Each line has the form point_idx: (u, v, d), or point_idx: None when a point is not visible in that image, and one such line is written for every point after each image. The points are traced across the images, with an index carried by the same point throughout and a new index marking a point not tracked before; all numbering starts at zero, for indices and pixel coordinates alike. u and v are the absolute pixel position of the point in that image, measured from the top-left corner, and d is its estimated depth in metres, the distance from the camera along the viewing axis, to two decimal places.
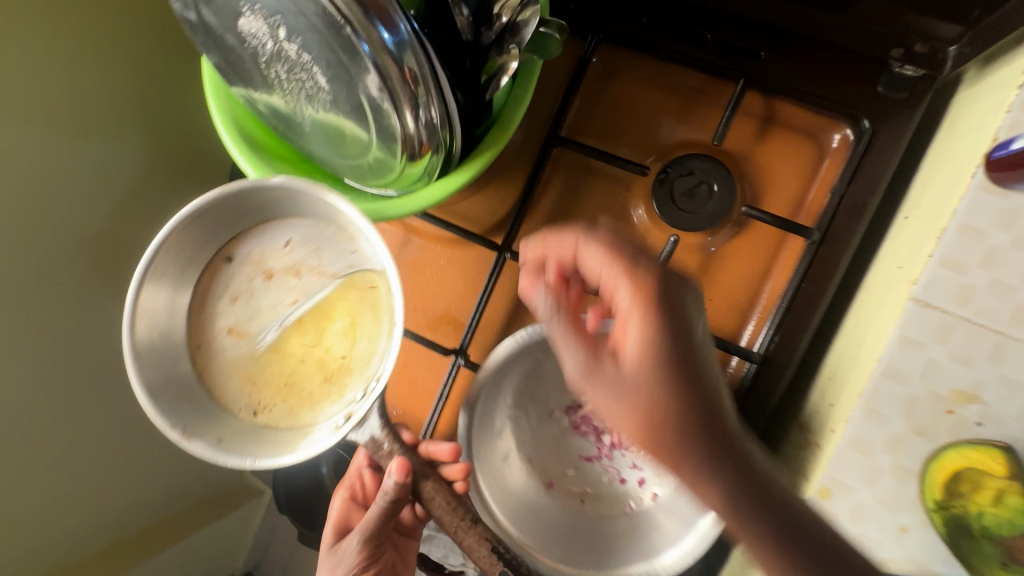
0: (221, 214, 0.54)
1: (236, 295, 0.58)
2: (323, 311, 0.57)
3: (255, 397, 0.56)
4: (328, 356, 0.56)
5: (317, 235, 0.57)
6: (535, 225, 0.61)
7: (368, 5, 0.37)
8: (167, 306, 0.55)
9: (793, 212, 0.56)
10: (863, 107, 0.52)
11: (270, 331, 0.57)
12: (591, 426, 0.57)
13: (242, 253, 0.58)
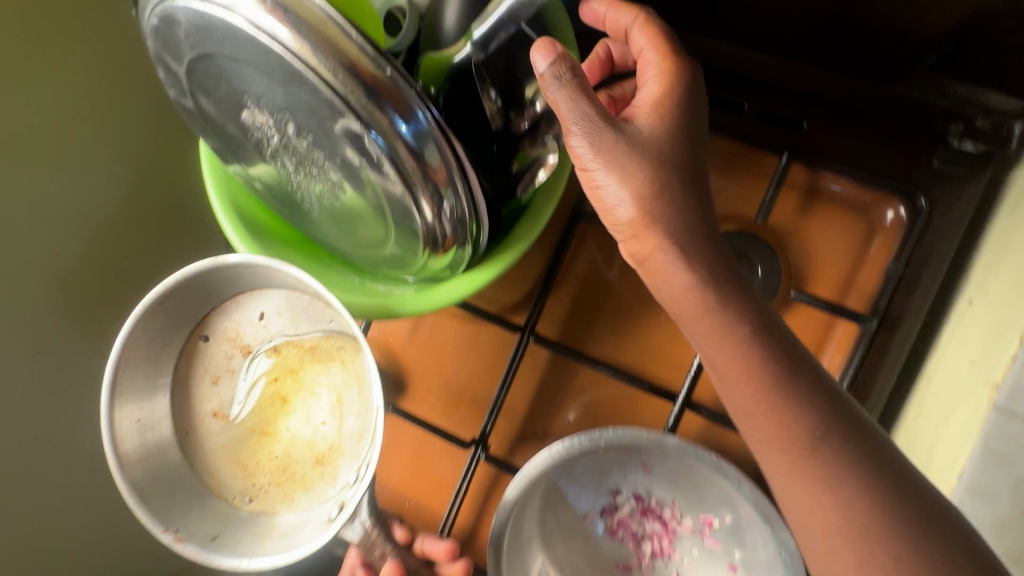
0: (188, 298, 0.51)
1: (216, 375, 0.55)
2: (307, 385, 0.54)
3: (249, 482, 0.53)
4: (317, 435, 0.53)
5: (293, 305, 0.54)
6: (558, 304, 0.56)
7: (380, 95, 0.31)
8: (146, 398, 0.52)
9: (843, 294, 0.51)
10: (920, 183, 0.48)
11: (252, 411, 0.54)
12: (629, 530, 0.51)
13: (213, 332, 0.55)
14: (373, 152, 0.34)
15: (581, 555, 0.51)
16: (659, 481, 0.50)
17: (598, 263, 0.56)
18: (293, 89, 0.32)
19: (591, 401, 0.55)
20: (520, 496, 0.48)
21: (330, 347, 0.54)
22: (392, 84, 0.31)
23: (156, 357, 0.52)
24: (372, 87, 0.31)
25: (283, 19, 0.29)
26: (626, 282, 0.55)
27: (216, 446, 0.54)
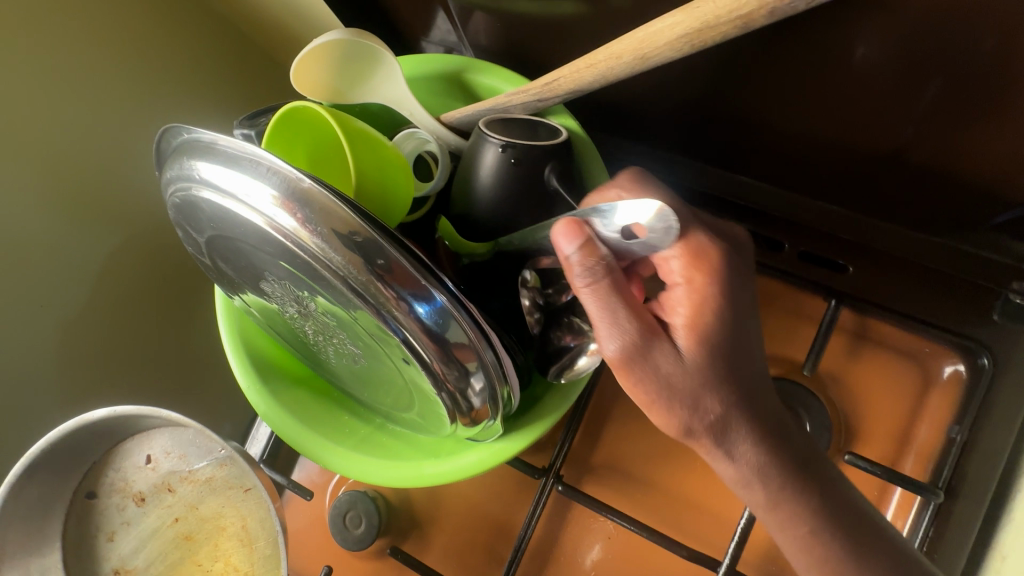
0: (59, 460, 0.50)
1: (111, 534, 0.54)
2: (214, 523, 0.53)
3: None
4: (230, 571, 0.52)
5: (181, 442, 0.54)
6: (584, 442, 0.53)
7: (399, 286, 0.28)
8: (34, 561, 0.51)
9: (899, 454, 0.47)
10: (979, 339, 0.45)
11: (154, 566, 0.53)
12: None
13: (109, 484, 0.54)
14: (384, 332, 0.30)
15: None
16: None
17: (626, 401, 0.53)
18: (306, 274, 0.29)
19: (618, 557, 0.50)
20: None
21: (227, 481, 0.54)
22: (408, 272, 0.28)
23: (37, 528, 0.51)
24: (381, 273, 0.27)
25: (292, 210, 0.27)
26: (655, 425, 0.52)
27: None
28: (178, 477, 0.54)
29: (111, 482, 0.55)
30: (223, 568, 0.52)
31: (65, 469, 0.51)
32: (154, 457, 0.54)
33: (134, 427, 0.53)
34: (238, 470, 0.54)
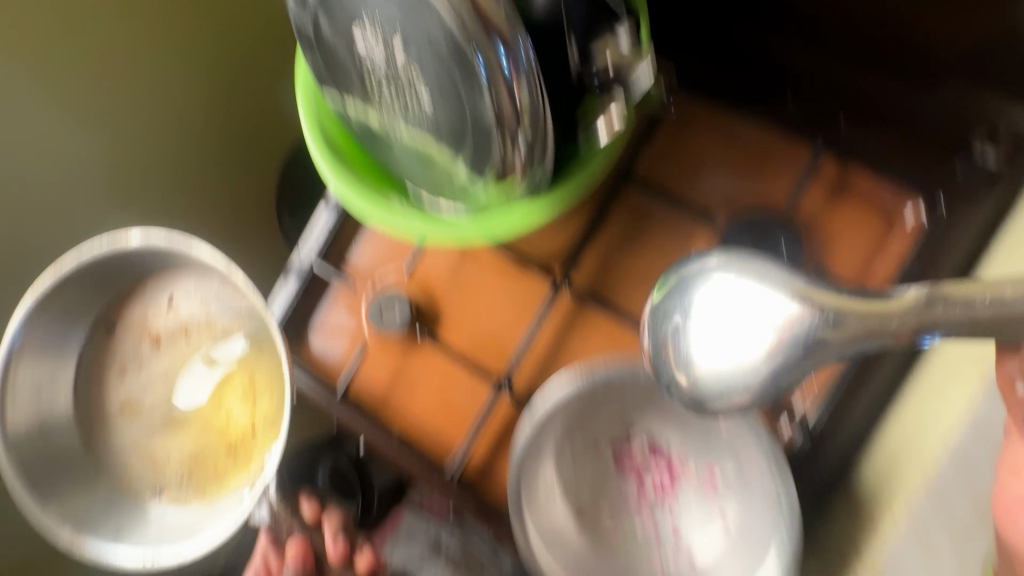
0: (92, 280, 0.68)
1: (116, 362, 0.72)
2: (223, 376, 0.69)
3: (160, 473, 0.69)
4: (229, 419, 0.69)
5: (205, 291, 0.70)
6: (591, 258, 0.61)
7: (489, 23, 0.36)
8: (50, 372, 0.69)
9: (862, 279, 0.55)
10: (939, 184, 0.53)
11: (131, 390, 0.71)
12: (636, 466, 0.56)
13: (128, 323, 0.72)
14: (466, 67, 0.38)
15: (590, 483, 0.56)
16: (673, 428, 0.54)
17: (630, 229, 0.61)
18: (409, 7, 0.38)
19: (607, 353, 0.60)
20: (552, 410, 0.52)
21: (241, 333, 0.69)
22: (498, 10, 0.36)
23: (57, 343, 0.69)
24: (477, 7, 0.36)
25: None
26: (653, 249, 0.60)
27: (74, 424, 0.70)
28: (195, 324, 0.70)
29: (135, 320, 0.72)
30: (223, 409, 0.69)
31: (95, 295, 0.69)
32: (121, 292, 0.71)
33: (167, 268, 0.70)
34: (256, 325, 0.69)
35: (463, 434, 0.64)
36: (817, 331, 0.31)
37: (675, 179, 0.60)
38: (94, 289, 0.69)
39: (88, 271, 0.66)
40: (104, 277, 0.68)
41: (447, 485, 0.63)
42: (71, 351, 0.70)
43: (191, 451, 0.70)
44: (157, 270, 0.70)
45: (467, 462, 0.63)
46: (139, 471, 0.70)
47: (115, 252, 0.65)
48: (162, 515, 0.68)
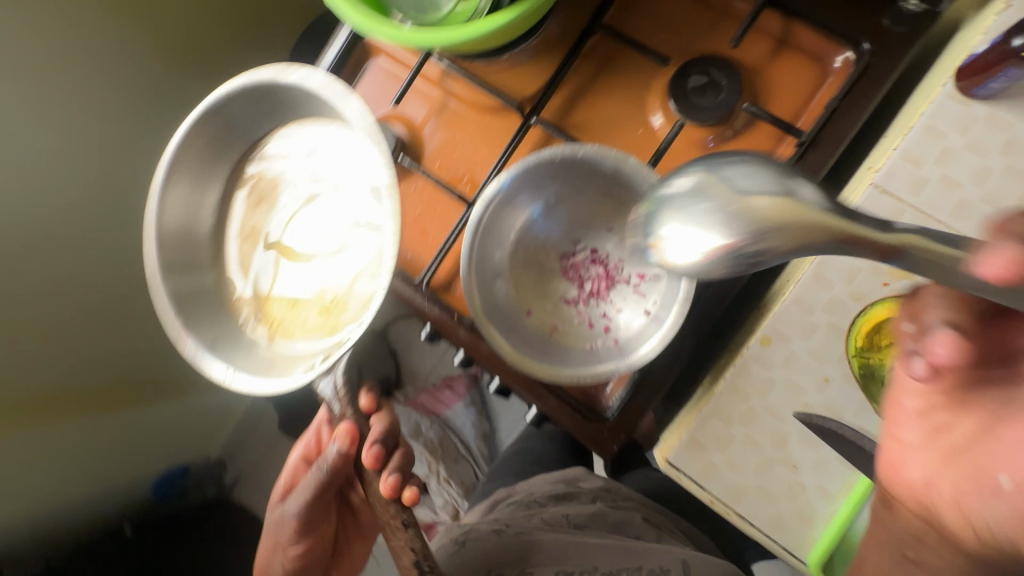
0: (240, 115, 0.70)
1: (231, 188, 0.75)
2: (333, 238, 0.71)
3: (262, 309, 0.72)
4: (329, 286, 0.70)
5: (333, 146, 0.71)
6: (559, 99, 0.69)
7: None
8: (200, 188, 0.72)
9: (794, 118, 0.62)
10: (866, 33, 0.59)
11: (253, 228, 0.74)
12: (577, 274, 0.64)
13: (258, 163, 0.74)
14: None
15: (535, 284, 0.64)
16: (613, 239, 0.62)
17: (596, 77, 0.68)
18: None
19: None
20: (514, 195, 0.61)
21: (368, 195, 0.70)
22: None
23: (210, 165, 0.72)
24: None
25: None
26: (615, 97, 0.68)
27: (207, 250, 0.74)
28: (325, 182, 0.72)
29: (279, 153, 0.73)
30: (336, 275, 0.70)
31: (242, 131, 0.72)
32: (267, 135, 0.73)
33: (292, 114, 0.71)
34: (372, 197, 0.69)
35: (432, 255, 0.72)
36: (757, 255, 0.39)
37: (639, 32, 0.67)
38: (233, 120, 0.71)
39: (251, 98, 0.69)
40: (259, 113, 0.71)
41: (416, 294, 0.71)
42: (229, 187, 0.74)
43: (289, 301, 0.72)
44: (302, 118, 0.72)
45: (434, 280, 0.72)
46: (249, 301, 0.73)
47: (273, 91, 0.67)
48: (258, 347, 0.70)
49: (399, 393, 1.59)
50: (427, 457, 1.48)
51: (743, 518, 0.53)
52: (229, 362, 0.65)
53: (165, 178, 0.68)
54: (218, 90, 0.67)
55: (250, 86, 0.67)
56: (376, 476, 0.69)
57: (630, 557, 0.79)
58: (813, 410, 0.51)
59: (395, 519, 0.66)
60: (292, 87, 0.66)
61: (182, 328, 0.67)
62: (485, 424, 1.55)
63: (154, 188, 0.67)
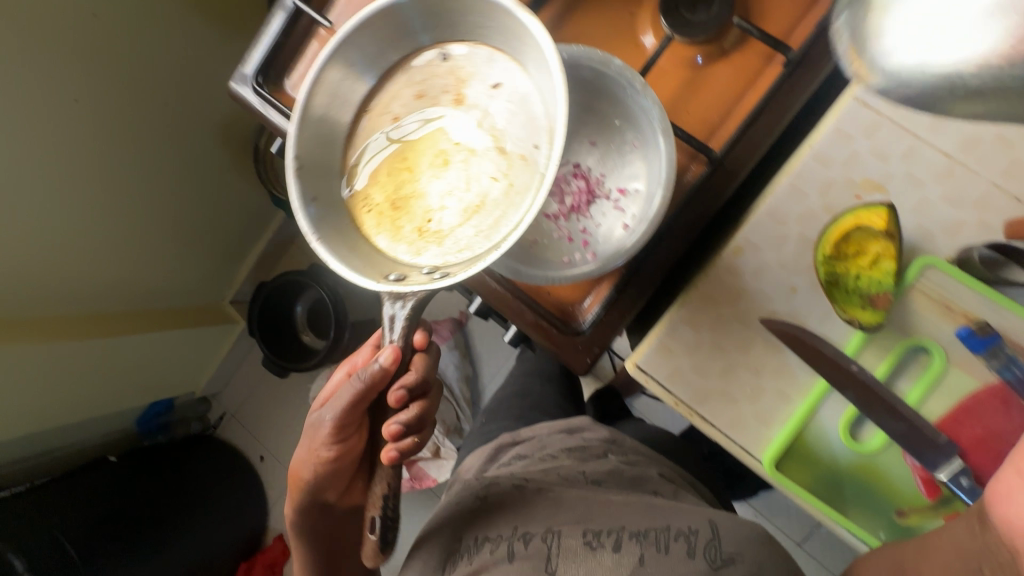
0: (496, 27, 0.53)
1: (414, 99, 0.59)
2: (467, 166, 0.56)
3: (367, 197, 0.57)
4: (437, 209, 0.56)
5: (523, 91, 0.55)
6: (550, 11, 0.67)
7: None
8: (357, 68, 0.56)
9: (784, 38, 0.61)
10: None
11: (444, 154, 0.57)
12: (558, 190, 0.63)
13: (423, 65, 0.59)
14: None
15: None
16: (595, 153, 0.62)
17: None
18: None
19: None
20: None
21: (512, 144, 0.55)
22: None
23: (374, 53, 0.56)
24: None
25: None
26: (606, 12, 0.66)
27: (377, 136, 0.58)
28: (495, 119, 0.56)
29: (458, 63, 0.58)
30: (467, 214, 0.55)
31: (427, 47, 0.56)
32: (475, 61, 0.57)
33: (471, 23, 0.55)
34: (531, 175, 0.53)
35: None
36: None
37: None
38: (440, 29, 0.56)
39: (482, 13, 0.53)
40: (450, 28, 0.56)
41: None
42: (367, 73, 0.58)
43: (388, 200, 0.57)
44: (512, 57, 0.55)
45: None
46: (371, 195, 0.57)
47: (473, 5, 0.52)
48: (360, 245, 0.54)
49: None
50: None
51: (703, 419, 0.57)
52: (315, 233, 0.51)
53: (339, 48, 0.53)
54: (472, 12, 0.53)
55: (504, 5, 0.49)
56: (388, 431, 0.64)
57: (659, 517, 0.72)
58: (779, 316, 0.55)
59: (382, 486, 0.65)
60: (528, 35, 0.49)
61: (306, 200, 0.52)
62: (468, 368, 1.57)
63: (330, 45, 0.52)
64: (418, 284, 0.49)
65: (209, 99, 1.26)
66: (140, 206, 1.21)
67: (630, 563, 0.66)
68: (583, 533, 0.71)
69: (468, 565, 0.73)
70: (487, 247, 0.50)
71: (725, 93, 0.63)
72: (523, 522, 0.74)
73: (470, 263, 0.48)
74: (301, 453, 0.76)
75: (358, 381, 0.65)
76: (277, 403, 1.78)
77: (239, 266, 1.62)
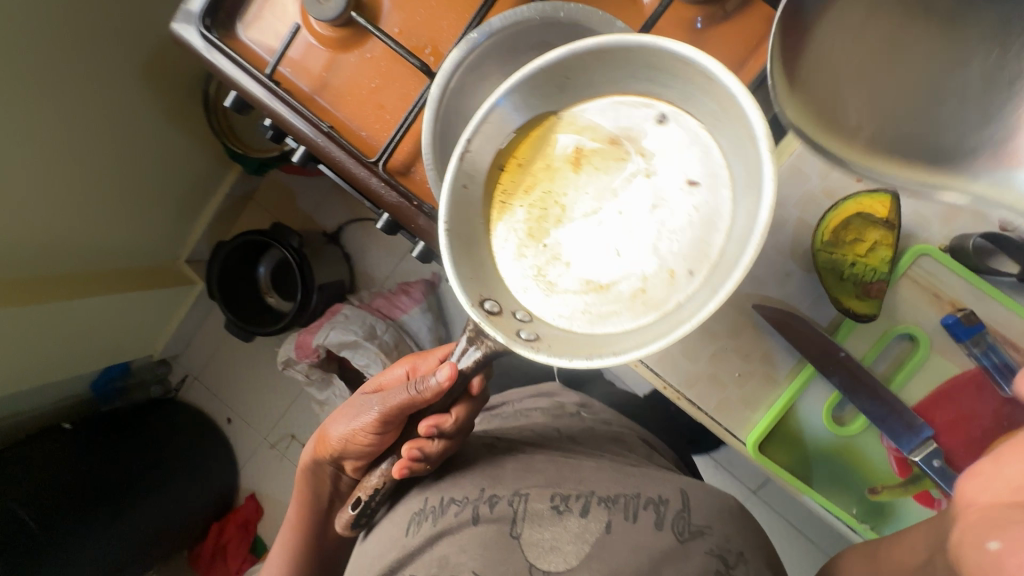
0: (716, 117, 0.44)
1: (604, 142, 0.49)
2: (627, 246, 0.47)
3: (515, 214, 0.50)
4: (557, 263, 0.48)
5: (713, 203, 0.45)
6: None
7: None
8: (569, 83, 0.47)
9: None
10: None
11: (599, 212, 0.48)
12: None
13: (637, 110, 0.48)
14: None
15: None
16: None
17: None
18: None
19: None
20: (481, 65, 0.54)
21: (672, 237, 0.46)
22: None
23: (600, 75, 0.46)
24: None
25: None
26: None
27: (551, 150, 0.50)
28: (671, 212, 0.46)
29: (667, 123, 0.47)
30: (580, 287, 0.48)
31: (640, 73, 0.45)
32: (691, 138, 0.46)
33: (707, 103, 0.44)
34: (665, 291, 0.46)
35: (390, 134, 0.66)
36: None
37: None
38: (667, 87, 0.45)
39: (729, 109, 0.42)
40: (684, 96, 0.45)
41: (371, 176, 0.66)
42: (580, 90, 0.48)
43: (524, 224, 0.49)
44: (725, 170, 0.45)
45: (392, 162, 0.66)
46: (512, 208, 0.50)
47: (717, 92, 0.42)
48: (478, 243, 0.48)
49: (354, 296, 1.54)
50: (380, 358, 1.40)
51: (691, 402, 0.57)
52: (448, 221, 0.45)
53: (570, 58, 0.44)
54: (710, 97, 0.43)
55: (750, 124, 0.39)
56: (411, 452, 0.62)
57: (630, 483, 0.71)
58: (773, 300, 0.56)
59: (379, 478, 0.66)
60: (759, 159, 0.39)
61: (454, 181, 0.46)
62: (442, 329, 1.53)
63: (563, 51, 0.43)
64: (497, 333, 0.43)
65: (148, 35, 1.11)
66: (74, 158, 1.08)
67: (596, 529, 0.66)
68: (550, 496, 0.70)
69: (433, 528, 0.69)
70: (584, 346, 0.43)
71: (728, 59, 0.59)
72: (490, 485, 0.72)
73: (565, 351, 0.42)
74: (335, 419, 0.73)
75: (408, 391, 0.61)
76: (245, 364, 1.71)
77: (194, 222, 1.51)
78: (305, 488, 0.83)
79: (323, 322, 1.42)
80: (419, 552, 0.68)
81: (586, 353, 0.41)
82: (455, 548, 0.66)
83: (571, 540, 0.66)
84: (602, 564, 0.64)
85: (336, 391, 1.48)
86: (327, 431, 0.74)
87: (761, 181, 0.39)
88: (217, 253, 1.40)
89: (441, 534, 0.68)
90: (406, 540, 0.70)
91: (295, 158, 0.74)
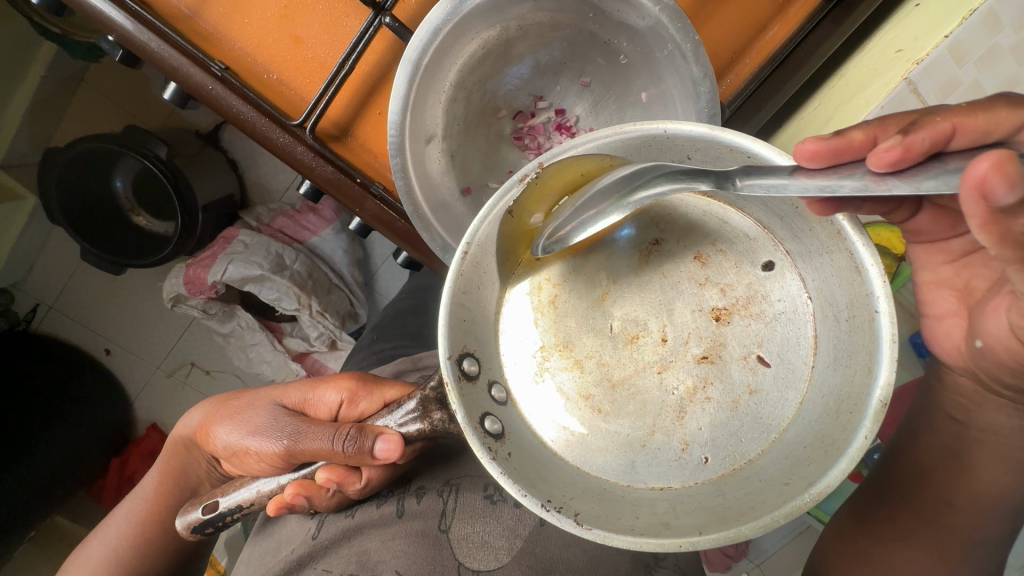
0: (836, 309, 0.34)
1: (692, 253, 0.38)
2: (666, 382, 0.37)
3: (552, 284, 0.39)
4: (567, 364, 0.38)
5: (776, 399, 0.35)
6: None
7: None
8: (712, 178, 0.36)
9: None
10: None
11: (638, 328, 0.38)
12: (535, 142, 0.49)
13: (749, 238, 0.37)
14: None
15: (478, 151, 0.48)
16: (587, 99, 0.47)
17: None
18: None
19: None
20: (462, 23, 0.40)
21: (716, 401, 0.36)
22: None
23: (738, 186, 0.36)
24: None
25: None
26: None
27: (626, 232, 0.39)
28: (750, 388, 0.36)
29: (765, 277, 0.37)
30: (578, 402, 0.37)
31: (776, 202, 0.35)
32: (790, 305, 0.36)
33: (838, 289, 0.33)
34: (666, 466, 0.36)
35: (320, 84, 0.48)
36: None
37: None
38: (797, 238, 0.35)
39: (857, 318, 0.33)
40: (809, 258, 0.35)
41: (294, 143, 0.48)
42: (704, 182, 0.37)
43: (551, 296, 0.39)
44: (807, 371, 0.35)
45: (321, 122, 0.50)
46: (549, 272, 0.39)
47: (847, 280, 0.33)
48: (479, 297, 0.37)
49: (247, 213, 1.15)
50: (293, 292, 1.07)
51: None
52: (470, 250, 0.34)
53: (702, 140, 0.32)
54: (842, 285, 0.33)
55: (875, 362, 0.31)
56: (293, 496, 0.49)
57: None
58: None
59: (249, 495, 0.50)
60: (865, 410, 0.31)
61: (506, 209, 0.35)
62: (359, 252, 1.20)
63: (699, 130, 0.31)
64: (461, 409, 0.33)
65: None
66: None
67: (530, 521, 0.51)
68: (483, 486, 0.54)
69: (347, 520, 0.54)
70: (550, 482, 0.34)
71: (748, 18, 0.49)
72: (416, 473, 0.56)
73: (521, 477, 0.33)
74: (233, 421, 0.53)
75: (332, 435, 0.46)
76: (103, 324, 1.18)
77: None
78: (168, 469, 0.61)
79: (217, 253, 1.06)
80: (324, 548, 0.53)
81: (544, 495, 0.32)
82: (378, 544, 0.51)
83: (502, 534, 0.50)
84: (535, 563, 0.49)
85: (243, 324, 1.13)
86: (219, 427, 0.54)
87: (845, 444, 0.31)
88: (50, 166, 0.98)
89: (357, 529, 0.53)
90: (313, 534, 0.55)
91: (164, 96, 0.51)
